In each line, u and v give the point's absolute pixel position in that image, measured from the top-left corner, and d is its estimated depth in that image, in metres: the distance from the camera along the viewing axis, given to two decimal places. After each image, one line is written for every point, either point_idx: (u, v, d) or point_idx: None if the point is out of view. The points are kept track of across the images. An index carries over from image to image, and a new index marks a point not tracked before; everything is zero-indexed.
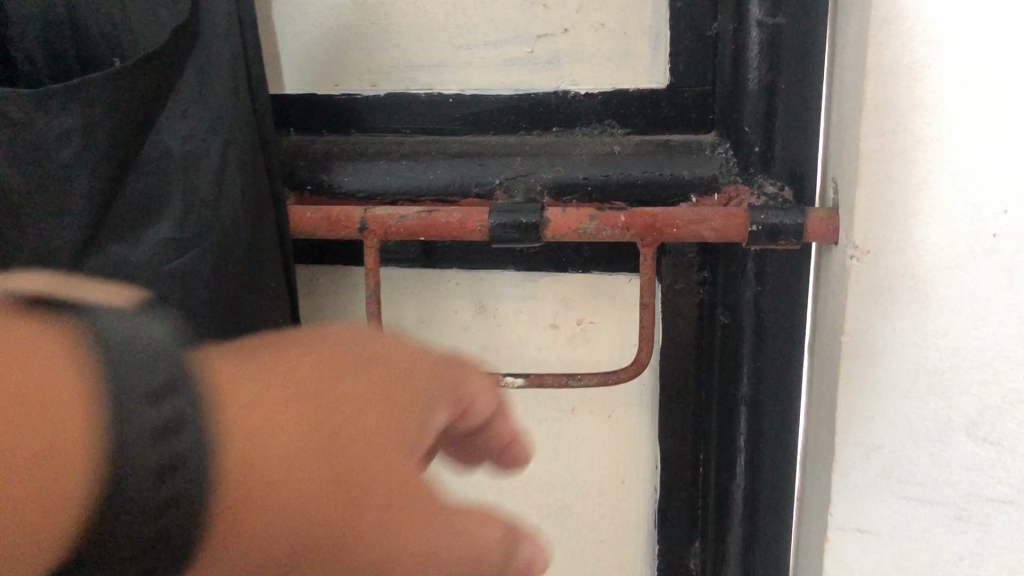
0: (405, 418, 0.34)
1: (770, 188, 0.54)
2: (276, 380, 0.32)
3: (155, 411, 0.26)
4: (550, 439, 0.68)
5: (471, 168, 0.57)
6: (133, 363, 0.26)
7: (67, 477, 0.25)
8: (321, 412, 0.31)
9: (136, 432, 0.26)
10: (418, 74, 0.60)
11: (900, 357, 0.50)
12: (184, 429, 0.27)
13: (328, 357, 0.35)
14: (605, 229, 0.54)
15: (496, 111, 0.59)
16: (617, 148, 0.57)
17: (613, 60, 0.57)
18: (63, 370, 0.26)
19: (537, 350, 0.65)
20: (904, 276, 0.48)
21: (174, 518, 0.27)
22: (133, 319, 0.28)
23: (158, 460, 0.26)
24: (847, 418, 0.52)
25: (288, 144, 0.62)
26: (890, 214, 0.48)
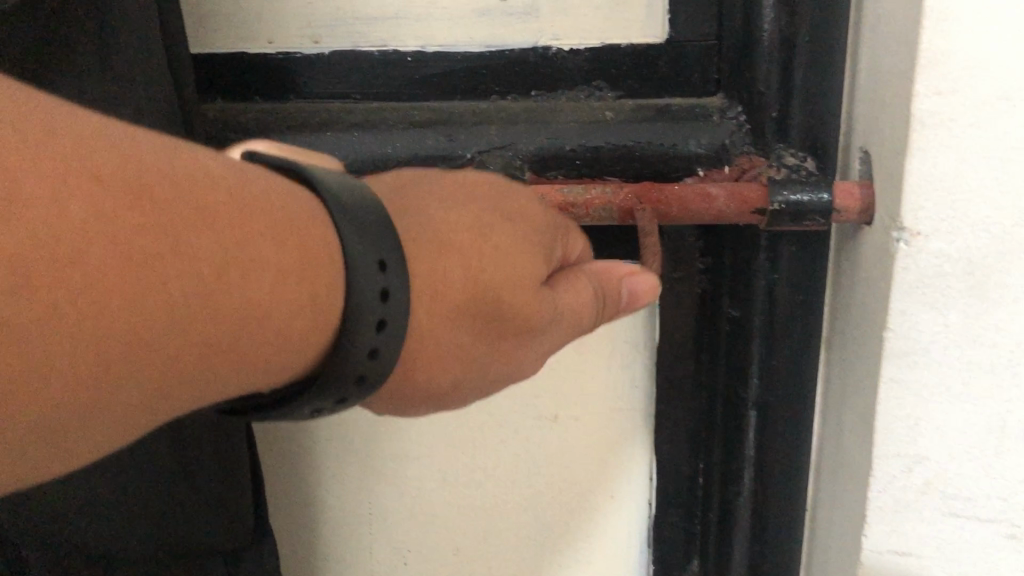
0: (540, 251, 0.35)
1: (790, 159, 0.46)
2: (435, 239, 0.33)
3: (378, 284, 0.30)
4: (530, 454, 0.58)
5: (437, 139, 0.48)
6: (360, 235, 0.30)
7: (306, 321, 0.29)
8: (465, 278, 0.33)
9: (367, 296, 0.30)
10: (368, 27, 0.50)
11: (952, 355, 0.42)
12: (392, 299, 0.31)
13: (475, 193, 0.35)
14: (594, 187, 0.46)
15: (463, 72, 0.50)
16: (609, 115, 0.48)
17: (602, 10, 0.49)
18: (307, 223, 0.29)
19: None
20: (959, 259, 0.40)
21: (375, 365, 0.31)
22: (354, 197, 0.31)
23: (377, 321, 0.30)
24: (887, 429, 0.44)
25: (212, 112, 0.50)
26: (945, 188, 0.39)
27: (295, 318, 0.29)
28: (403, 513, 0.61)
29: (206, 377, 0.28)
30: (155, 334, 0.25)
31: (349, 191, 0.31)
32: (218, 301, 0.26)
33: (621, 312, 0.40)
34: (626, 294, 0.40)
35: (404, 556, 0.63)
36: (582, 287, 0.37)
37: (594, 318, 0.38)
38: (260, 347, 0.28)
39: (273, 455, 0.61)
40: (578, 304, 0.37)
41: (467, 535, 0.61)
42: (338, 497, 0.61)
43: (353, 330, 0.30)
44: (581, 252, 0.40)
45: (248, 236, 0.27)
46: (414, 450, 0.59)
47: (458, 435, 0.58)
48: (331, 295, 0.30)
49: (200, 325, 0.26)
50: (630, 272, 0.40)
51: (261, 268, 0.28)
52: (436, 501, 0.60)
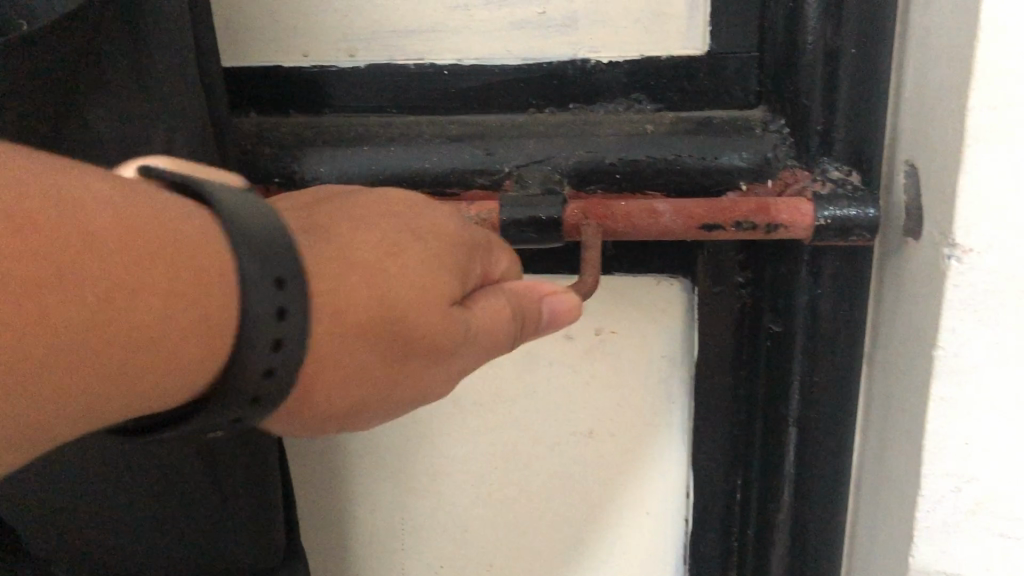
0: (452, 270, 0.36)
1: (835, 174, 0.45)
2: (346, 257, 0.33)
3: (274, 302, 0.28)
4: (563, 469, 0.57)
5: (475, 153, 0.47)
6: (254, 253, 0.28)
7: (193, 356, 0.27)
8: (375, 297, 0.33)
9: (260, 317, 0.28)
10: (405, 41, 0.49)
11: (1003, 372, 0.40)
12: (289, 318, 0.29)
13: (389, 218, 0.36)
14: (538, 198, 0.46)
15: (500, 85, 0.49)
16: (650, 128, 0.47)
17: (642, 23, 0.48)
18: (199, 239, 0.28)
19: (550, 367, 0.55)
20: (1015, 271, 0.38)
21: (272, 387, 0.29)
22: (252, 210, 0.29)
23: (272, 341, 0.28)
24: (936, 447, 0.42)
25: (247, 126, 0.50)
26: (1000, 201, 0.38)
27: (182, 359, 0.27)
28: (434, 528, 0.60)
29: (85, 417, 0.27)
30: (23, 373, 0.24)
31: (250, 204, 0.29)
32: (88, 323, 0.25)
33: (541, 330, 0.40)
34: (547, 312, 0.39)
35: (435, 571, 0.62)
36: (501, 306, 0.37)
37: (511, 337, 0.38)
38: (147, 365, 0.27)
39: (304, 469, 0.60)
40: (493, 324, 0.37)
41: (499, 550, 0.60)
42: (369, 511, 0.61)
43: (247, 352, 0.28)
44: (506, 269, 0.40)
45: (123, 257, 0.26)
46: (446, 465, 0.58)
47: (491, 449, 0.57)
48: (223, 321, 0.28)
49: (72, 341, 0.25)
50: (551, 293, 0.40)
51: (138, 283, 0.26)
52: (469, 515, 0.59)
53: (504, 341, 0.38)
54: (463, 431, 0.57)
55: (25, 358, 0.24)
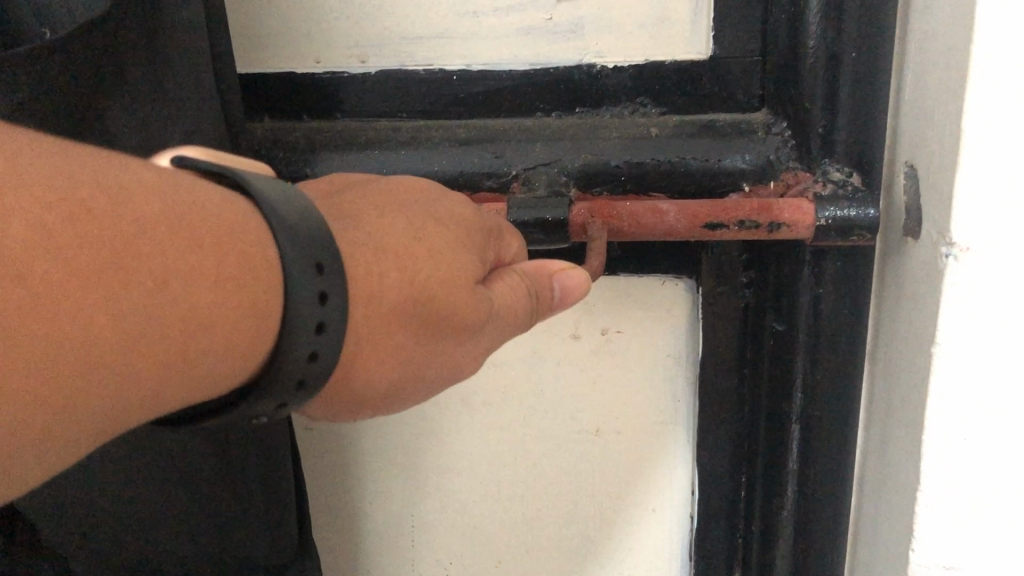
0: (467, 255, 0.37)
1: (835, 175, 0.46)
2: (369, 247, 0.35)
3: (317, 287, 0.30)
4: (571, 466, 0.58)
5: (483, 156, 0.49)
6: (297, 242, 0.30)
7: (244, 349, 0.29)
8: (396, 279, 0.35)
9: (306, 302, 0.30)
10: (415, 47, 0.50)
11: (993, 369, 0.41)
12: (330, 301, 0.31)
13: (404, 208, 0.38)
14: (546, 200, 0.47)
15: (508, 89, 0.50)
16: (655, 131, 0.48)
17: (647, 28, 0.49)
18: (244, 220, 0.29)
19: (558, 367, 0.56)
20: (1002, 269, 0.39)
21: (315, 368, 0.31)
22: (285, 199, 0.31)
23: (316, 324, 0.30)
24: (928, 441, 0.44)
25: (260, 131, 0.51)
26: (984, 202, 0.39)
27: (231, 354, 0.29)
28: (444, 526, 0.61)
29: (160, 394, 0.28)
30: (119, 319, 0.25)
31: (291, 200, 0.31)
32: (168, 279, 0.26)
33: (556, 307, 0.41)
34: (560, 287, 0.41)
35: (444, 567, 0.63)
36: (516, 285, 0.39)
37: (529, 316, 0.40)
38: (218, 329, 0.28)
39: (316, 466, 0.62)
40: (511, 302, 0.38)
41: (508, 547, 0.61)
42: (380, 509, 0.62)
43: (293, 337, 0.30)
44: (516, 252, 0.42)
45: (190, 226, 0.27)
46: (455, 465, 0.59)
47: (499, 447, 0.58)
48: (271, 311, 0.30)
49: (159, 292, 0.26)
50: (561, 268, 0.41)
51: (205, 249, 0.28)
52: (478, 512, 0.61)
53: (523, 320, 0.39)
54: (472, 429, 0.58)
55: (119, 307, 0.25)
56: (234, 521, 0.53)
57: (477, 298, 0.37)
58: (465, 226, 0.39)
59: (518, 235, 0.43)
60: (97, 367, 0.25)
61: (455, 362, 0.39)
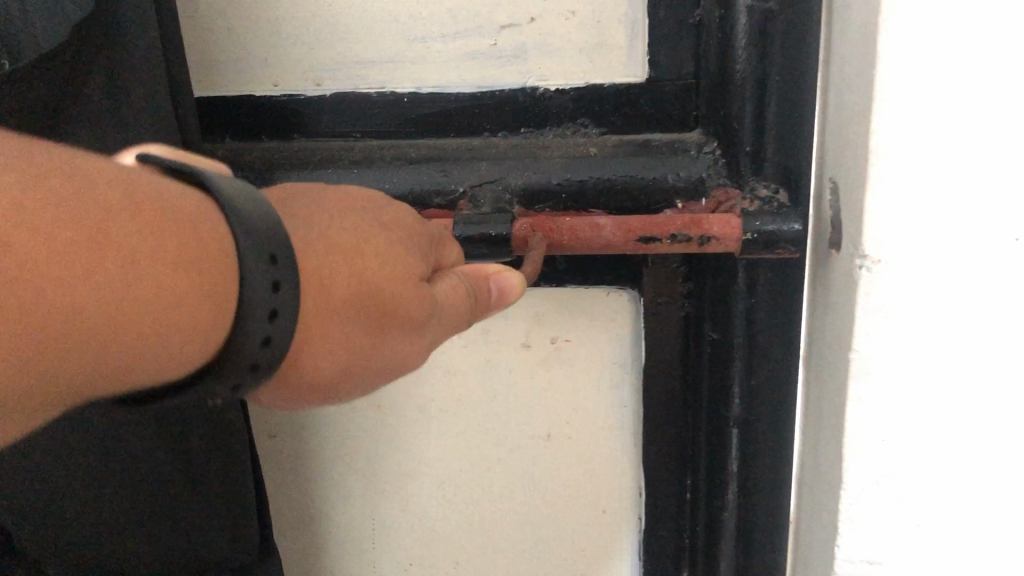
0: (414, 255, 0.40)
1: (763, 192, 0.49)
2: (322, 242, 0.36)
3: (269, 276, 0.31)
4: (523, 469, 0.61)
5: (431, 174, 0.51)
6: (251, 234, 0.31)
7: (198, 340, 0.30)
8: (345, 273, 0.36)
9: (258, 290, 0.31)
10: (367, 70, 0.53)
11: (940, 385, 0.38)
12: (283, 289, 0.32)
13: (353, 212, 0.39)
14: (490, 215, 0.50)
15: (456, 112, 0.53)
16: (593, 150, 0.51)
17: (586, 52, 0.51)
18: (198, 211, 0.30)
19: (509, 375, 0.58)
20: (947, 275, 0.35)
21: (267, 355, 0.32)
22: (238, 194, 0.32)
23: (268, 311, 0.31)
24: (865, 452, 0.41)
25: (219, 152, 0.53)
26: (932, 204, 0.34)
27: (185, 344, 0.30)
28: (404, 528, 0.64)
29: (116, 369, 0.29)
30: (79, 302, 0.27)
31: (242, 197, 0.31)
32: (128, 263, 0.28)
33: (493, 306, 0.43)
34: (495, 288, 0.43)
35: (405, 568, 0.66)
36: (457, 285, 0.41)
37: (470, 314, 0.42)
38: (177, 312, 0.29)
39: (280, 473, 0.64)
40: (453, 302, 0.41)
41: (465, 547, 0.64)
42: (343, 512, 0.64)
43: (247, 323, 0.31)
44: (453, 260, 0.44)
45: (151, 213, 0.29)
46: (414, 468, 0.62)
47: (454, 452, 0.61)
48: (223, 300, 0.30)
49: (118, 274, 0.27)
50: (498, 271, 0.43)
51: (163, 235, 0.29)
52: (436, 514, 0.63)
53: (465, 317, 0.42)
54: (428, 435, 0.61)
55: (82, 292, 0.27)
56: (197, 523, 0.56)
57: (423, 295, 0.39)
58: (410, 229, 0.40)
59: (453, 242, 0.45)
60: (56, 341, 0.27)
61: (402, 355, 0.40)
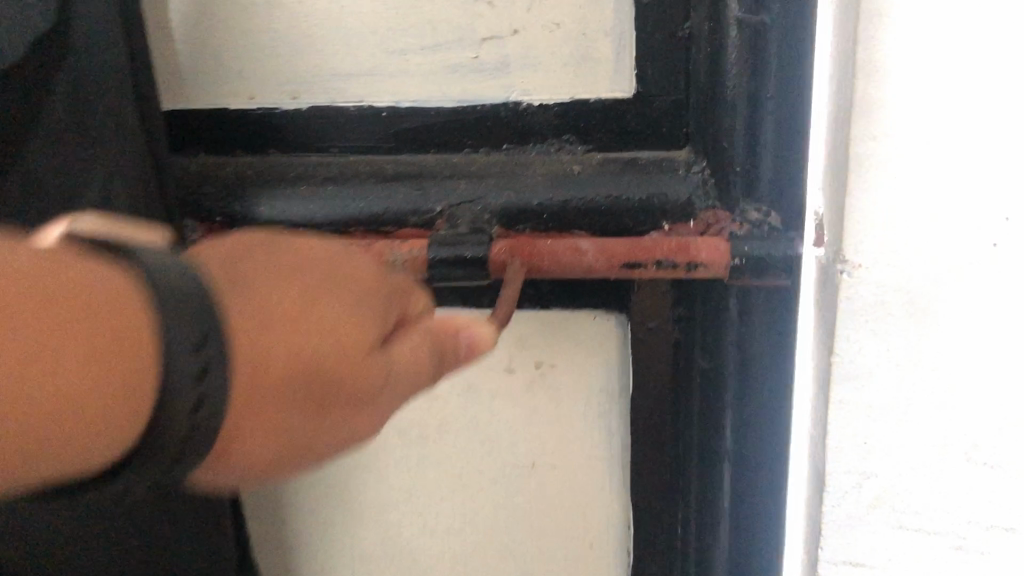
0: (362, 315, 0.32)
1: (754, 215, 0.46)
2: (250, 305, 0.30)
3: (194, 366, 0.25)
4: (508, 499, 0.58)
5: (408, 192, 0.49)
6: (166, 305, 0.25)
7: (103, 440, 0.25)
8: (292, 343, 0.30)
9: (182, 381, 0.25)
10: (345, 84, 0.51)
11: (964, 390, 0.27)
12: (210, 375, 0.25)
13: (292, 252, 0.33)
14: (467, 236, 0.48)
15: (437, 127, 0.51)
16: (577, 169, 0.49)
17: (572, 66, 0.49)
18: (95, 283, 0.25)
19: (492, 401, 0.56)
20: (957, 233, 0.25)
21: (194, 448, 0.26)
22: (157, 254, 0.26)
23: (193, 402, 0.25)
24: (873, 473, 0.29)
25: (194, 166, 0.52)
26: (939, 147, 0.25)
27: (84, 447, 0.24)
28: (386, 554, 0.62)
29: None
30: None
31: (167, 266, 0.25)
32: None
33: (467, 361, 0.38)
34: (467, 349, 0.37)
35: None
36: (417, 338, 0.35)
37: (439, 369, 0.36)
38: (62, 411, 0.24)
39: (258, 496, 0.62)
40: (403, 368, 0.33)
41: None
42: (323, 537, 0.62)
43: (163, 425, 0.25)
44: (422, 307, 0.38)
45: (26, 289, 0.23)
46: (395, 493, 0.60)
47: (437, 479, 0.59)
48: (134, 395, 0.25)
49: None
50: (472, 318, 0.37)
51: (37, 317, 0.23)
52: (419, 542, 0.61)
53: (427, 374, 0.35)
54: (410, 461, 0.58)
55: None
56: None
57: (368, 369, 0.32)
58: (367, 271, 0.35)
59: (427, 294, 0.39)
60: None
61: (356, 427, 0.33)
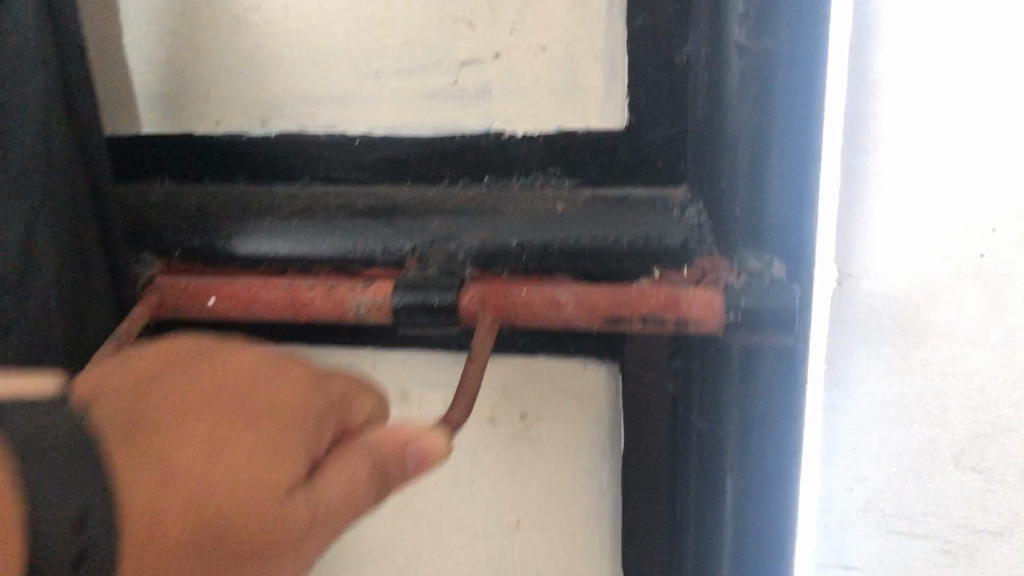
0: (283, 458, 0.31)
1: (754, 266, 0.41)
2: (158, 473, 0.30)
3: (71, 545, 0.26)
4: (490, 557, 0.54)
5: (379, 228, 0.46)
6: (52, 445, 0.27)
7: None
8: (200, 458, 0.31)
9: (55, 527, 0.26)
10: (316, 110, 0.47)
11: (916, 356, 0.40)
12: (92, 522, 0.27)
13: (219, 373, 0.35)
14: (436, 279, 0.43)
15: (413, 157, 0.47)
16: (561, 207, 0.44)
17: (559, 94, 0.45)
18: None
19: (473, 452, 0.52)
20: (937, 233, 0.38)
21: None
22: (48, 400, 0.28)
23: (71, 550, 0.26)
24: (869, 429, 0.42)
25: (153, 194, 0.48)
26: (926, 187, 0.37)
27: None
28: None
29: None
30: None
31: (40, 437, 0.26)
32: None
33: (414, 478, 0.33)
34: (412, 470, 0.32)
35: None
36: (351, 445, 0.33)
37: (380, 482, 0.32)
38: None
39: None
40: (329, 509, 0.31)
41: None
42: None
43: None
44: (365, 420, 0.36)
45: None
46: (372, 542, 0.56)
47: (415, 533, 0.55)
48: None
49: None
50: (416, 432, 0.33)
51: None
52: None
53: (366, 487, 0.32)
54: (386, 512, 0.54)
55: None
56: None
57: (284, 516, 0.30)
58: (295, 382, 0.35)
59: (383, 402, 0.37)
60: None
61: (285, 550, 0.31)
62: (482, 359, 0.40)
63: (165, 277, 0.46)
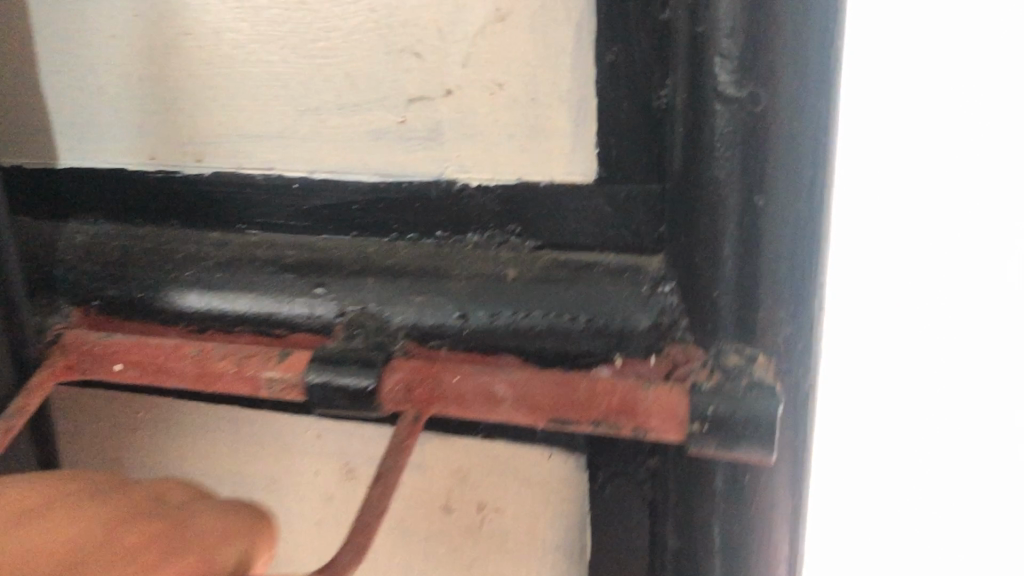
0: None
1: (735, 358, 0.33)
2: None
3: None
4: None
5: (303, 289, 0.39)
6: None
7: None
8: None
9: None
10: (255, 147, 0.42)
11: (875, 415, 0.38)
12: None
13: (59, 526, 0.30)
14: (358, 353, 0.35)
15: (358, 205, 0.41)
16: (512, 274, 0.37)
17: (517, 140, 0.38)
18: None
19: (424, 541, 0.46)
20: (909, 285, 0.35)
21: None
22: None
23: None
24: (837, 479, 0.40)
25: (79, 235, 0.43)
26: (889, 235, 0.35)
27: None
28: None
29: None
30: None
31: None
32: None
33: None
34: None
35: None
36: None
37: None
38: None
39: None
40: None
41: None
42: None
43: None
44: (238, 563, 0.29)
45: None
46: None
47: None
48: None
49: None
50: None
51: None
52: None
53: None
54: None
55: None
56: None
57: None
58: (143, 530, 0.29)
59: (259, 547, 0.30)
60: None
61: None
62: (390, 481, 0.33)
63: (75, 331, 0.40)
